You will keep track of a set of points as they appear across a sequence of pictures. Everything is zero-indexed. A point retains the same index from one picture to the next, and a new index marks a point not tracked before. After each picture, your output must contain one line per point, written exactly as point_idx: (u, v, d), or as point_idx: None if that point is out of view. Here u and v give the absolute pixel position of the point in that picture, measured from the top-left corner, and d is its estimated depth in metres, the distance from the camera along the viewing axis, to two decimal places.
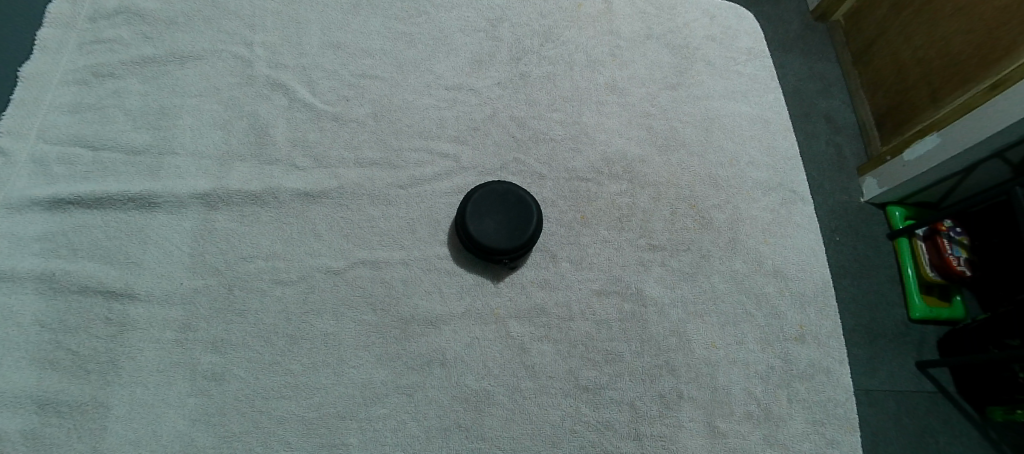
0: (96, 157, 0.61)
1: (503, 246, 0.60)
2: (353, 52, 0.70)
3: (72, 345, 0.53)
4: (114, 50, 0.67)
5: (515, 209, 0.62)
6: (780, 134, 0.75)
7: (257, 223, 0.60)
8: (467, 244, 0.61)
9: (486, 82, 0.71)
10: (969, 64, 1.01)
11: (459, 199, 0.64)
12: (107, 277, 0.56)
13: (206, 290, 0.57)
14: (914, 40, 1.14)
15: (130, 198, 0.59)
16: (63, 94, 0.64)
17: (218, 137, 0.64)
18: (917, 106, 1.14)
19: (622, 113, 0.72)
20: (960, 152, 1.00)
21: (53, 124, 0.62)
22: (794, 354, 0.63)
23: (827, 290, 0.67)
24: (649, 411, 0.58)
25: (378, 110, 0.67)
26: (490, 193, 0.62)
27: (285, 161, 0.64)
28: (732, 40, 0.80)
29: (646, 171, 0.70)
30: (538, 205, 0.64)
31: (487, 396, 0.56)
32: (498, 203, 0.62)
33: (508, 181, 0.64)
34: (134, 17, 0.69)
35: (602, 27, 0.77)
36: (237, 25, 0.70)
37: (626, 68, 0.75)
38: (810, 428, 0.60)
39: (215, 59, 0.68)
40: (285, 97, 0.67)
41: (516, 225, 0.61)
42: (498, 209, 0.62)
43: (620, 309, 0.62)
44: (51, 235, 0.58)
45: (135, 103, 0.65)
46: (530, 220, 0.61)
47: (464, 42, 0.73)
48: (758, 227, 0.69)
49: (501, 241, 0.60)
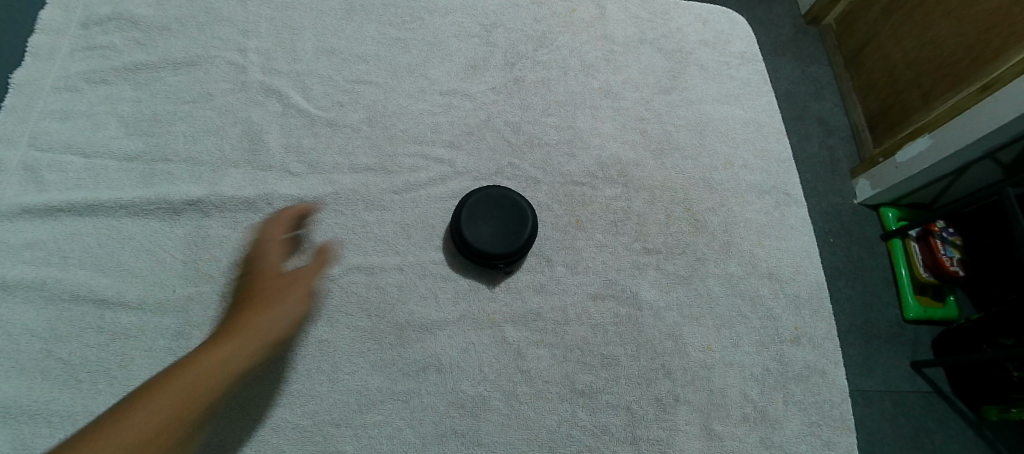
0: (88, 164, 0.61)
1: (500, 250, 0.60)
2: (348, 58, 0.70)
3: (64, 354, 0.53)
4: (106, 57, 0.67)
5: (511, 212, 0.62)
6: (774, 138, 0.76)
7: (251, 229, 0.60)
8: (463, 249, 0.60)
9: (480, 87, 0.71)
10: (960, 66, 0.95)
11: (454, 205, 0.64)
12: (100, 285, 0.56)
13: (200, 298, 0.57)
14: (904, 42, 1.07)
15: (122, 206, 0.59)
16: (55, 101, 0.63)
17: (212, 144, 0.64)
18: (907, 108, 1.08)
19: (616, 118, 0.73)
20: (954, 153, 0.93)
21: (45, 131, 0.62)
22: (790, 356, 0.63)
23: (822, 292, 0.67)
24: (645, 414, 0.58)
25: (372, 116, 0.68)
26: (488, 197, 0.62)
27: (279, 167, 0.63)
28: (725, 44, 0.81)
29: (640, 175, 0.70)
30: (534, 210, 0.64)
31: (483, 401, 0.56)
32: (495, 207, 0.62)
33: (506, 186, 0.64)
34: (127, 23, 0.69)
35: (596, 32, 0.77)
36: (230, 31, 0.70)
37: (619, 73, 0.75)
38: (806, 430, 0.60)
39: (209, 65, 0.68)
40: (279, 103, 0.67)
41: (512, 230, 0.61)
42: (495, 214, 0.62)
43: (616, 313, 0.62)
44: (42, 244, 0.57)
45: (127, 110, 0.65)
46: (527, 223, 0.62)
47: (459, 47, 0.73)
48: (752, 230, 0.69)
49: (499, 246, 0.60)
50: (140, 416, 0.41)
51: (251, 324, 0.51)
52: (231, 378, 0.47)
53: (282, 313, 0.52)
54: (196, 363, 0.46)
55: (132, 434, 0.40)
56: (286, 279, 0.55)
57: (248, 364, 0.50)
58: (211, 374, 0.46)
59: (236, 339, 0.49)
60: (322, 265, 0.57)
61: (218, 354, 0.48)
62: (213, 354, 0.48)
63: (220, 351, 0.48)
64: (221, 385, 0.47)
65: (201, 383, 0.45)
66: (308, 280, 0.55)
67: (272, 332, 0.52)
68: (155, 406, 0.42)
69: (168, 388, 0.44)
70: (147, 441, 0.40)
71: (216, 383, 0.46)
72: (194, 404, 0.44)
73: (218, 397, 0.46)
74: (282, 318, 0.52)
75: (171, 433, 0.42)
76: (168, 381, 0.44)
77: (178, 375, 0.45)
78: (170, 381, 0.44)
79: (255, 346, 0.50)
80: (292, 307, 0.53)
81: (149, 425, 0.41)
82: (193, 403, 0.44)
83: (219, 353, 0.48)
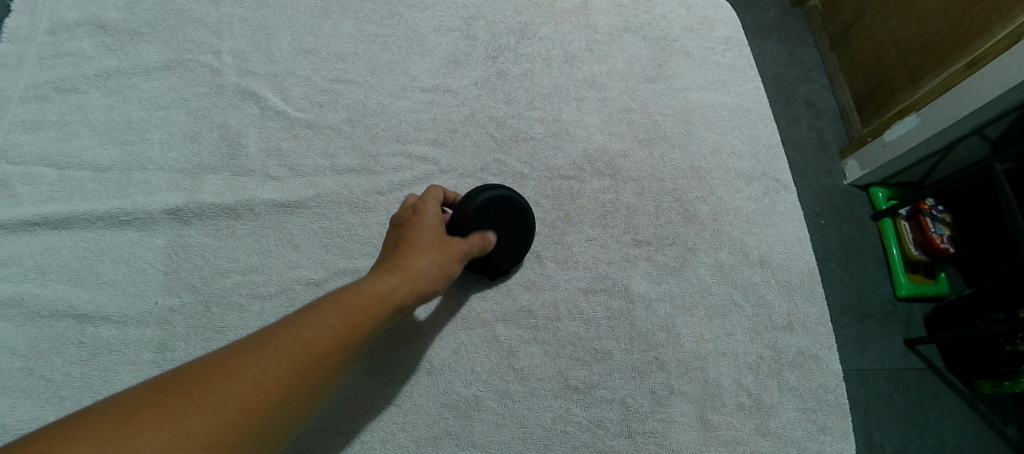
0: (61, 176, 0.59)
1: (494, 263, 0.58)
2: (326, 57, 0.68)
3: (45, 372, 0.52)
4: (76, 64, 0.65)
5: (511, 220, 0.60)
6: (761, 123, 0.75)
7: (232, 236, 0.59)
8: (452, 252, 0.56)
9: (463, 82, 0.70)
10: (948, 41, 0.90)
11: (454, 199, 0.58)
12: (79, 300, 0.55)
13: (182, 309, 0.56)
14: (889, 21, 1.02)
15: (98, 217, 0.58)
16: (24, 112, 0.62)
17: (190, 150, 0.62)
18: (893, 85, 1.03)
19: (602, 109, 0.72)
20: (948, 127, 0.88)
21: (16, 143, 0.60)
22: (783, 343, 0.63)
23: (815, 277, 0.67)
24: (640, 408, 0.58)
25: (353, 116, 0.66)
26: (493, 196, 0.58)
27: (259, 172, 0.62)
28: (710, 30, 0.79)
29: (628, 166, 0.69)
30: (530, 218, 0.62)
31: (476, 402, 0.56)
32: (497, 210, 0.59)
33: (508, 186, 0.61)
34: (96, 29, 0.66)
35: (579, 22, 0.76)
36: (203, 33, 0.68)
37: (604, 63, 0.74)
38: (801, 416, 0.60)
39: (183, 69, 0.66)
40: (257, 105, 0.65)
41: (508, 242, 0.59)
42: (496, 219, 0.58)
43: (608, 307, 0.62)
44: (17, 259, 0.56)
45: (100, 118, 0.63)
46: (524, 235, 0.61)
47: (440, 42, 0.72)
48: (742, 218, 0.69)
49: (495, 258, 0.59)
50: (264, 361, 0.37)
51: (385, 284, 0.46)
52: (360, 338, 0.43)
53: (423, 275, 0.49)
54: (330, 313, 0.42)
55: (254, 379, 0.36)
56: (429, 240, 0.51)
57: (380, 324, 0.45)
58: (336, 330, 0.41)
59: (367, 296, 0.44)
60: (478, 241, 0.55)
61: (351, 307, 0.43)
62: (345, 309, 0.43)
63: (353, 305, 0.43)
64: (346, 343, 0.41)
65: (332, 336, 0.41)
66: (448, 246, 0.52)
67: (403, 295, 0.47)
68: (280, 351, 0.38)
69: (300, 335, 0.39)
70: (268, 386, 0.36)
71: (346, 340, 0.41)
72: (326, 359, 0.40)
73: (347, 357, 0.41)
74: (422, 281, 0.49)
75: (299, 384, 0.38)
76: (300, 327, 0.40)
77: (314, 321, 0.41)
78: (306, 325, 0.40)
79: (387, 306, 0.45)
80: (427, 273, 0.49)
81: (272, 371, 0.37)
82: (317, 355, 0.39)
83: (351, 309, 0.43)
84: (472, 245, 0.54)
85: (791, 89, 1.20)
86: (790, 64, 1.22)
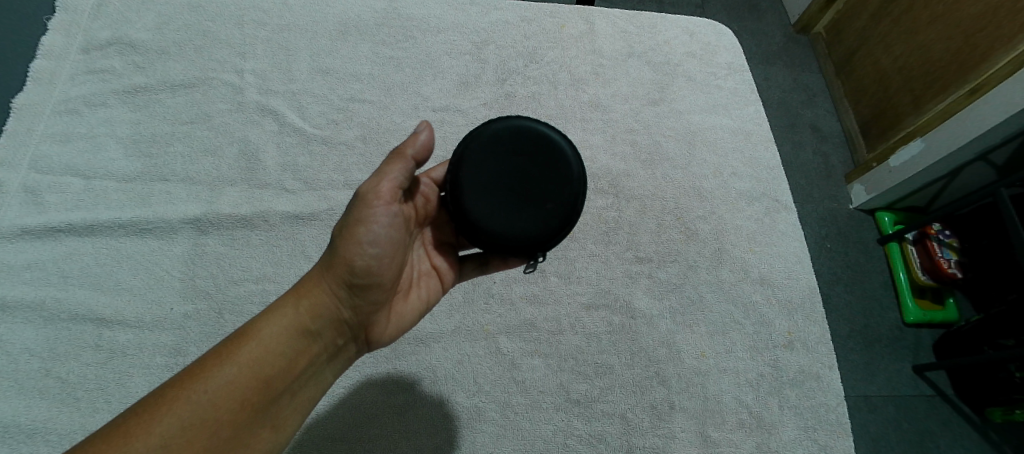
0: (88, 186, 0.62)
1: (517, 226, 0.47)
2: (342, 77, 0.72)
3: (63, 373, 0.54)
4: (106, 80, 0.68)
5: (542, 163, 0.48)
6: (762, 145, 0.77)
7: (247, 246, 0.61)
8: (464, 230, 0.48)
9: (472, 103, 0.73)
10: (951, 69, 0.92)
11: (484, 140, 0.48)
12: (97, 304, 0.57)
13: (197, 315, 0.58)
14: (894, 48, 1.04)
15: (120, 225, 0.60)
16: (55, 124, 0.65)
17: (210, 164, 0.65)
18: (898, 112, 1.04)
19: (606, 130, 0.74)
20: (949, 154, 0.90)
21: (44, 156, 0.63)
22: (783, 361, 0.63)
23: (815, 296, 0.67)
24: (640, 423, 0.58)
25: (366, 133, 0.69)
26: (495, 142, 0.48)
27: (275, 185, 0.65)
28: (712, 55, 0.82)
29: (631, 184, 0.71)
30: (576, 174, 0.49)
31: (478, 412, 0.57)
32: (512, 157, 0.47)
33: (528, 118, 0.49)
34: (126, 47, 0.70)
35: (585, 47, 0.79)
36: (228, 53, 0.71)
37: (609, 86, 0.77)
38: (801, 434, 0.61)
39: (207, 87, 0.69)
40: (275, 122, 0.68)
41: (544, 198, 0.47)
42: (512, 172, 0.47)
43: (609, 322, 0.63)
44: (41, 265, 0.58)
45: (126, 132, 0.66)
46: (568, 181, 0.48)
47: (451, 64, 0.75)
48: (744, 237, 0.70)
49: (527, 220, 0.47)
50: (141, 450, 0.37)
51: (288, 316, 0.44)
52: (272, 381, 0.42)
53: (335, 279, 0.45)
54: (221, 370, 0.41)
55: (172, 439, 0.38)
56: (339, 228, 0.46)
57: (301, 355, 0.44)
58: (249, 375, 0.42)
59: (264, 339, 0.43)
60: (390, 174, 0.46)
61: (246, 356, 0.42)
62: (239, 361, 0.42)
63: (246, 354, 0.42)
64: (264, 381, 0.42)
65: (230, 395, 0.41)
66: (357, 215, 0.45)
67: (320, 317, 0.45)
68: (196, 411, 0.39)
69: (187, 408, 0.39)
70: (189, 443, 0.39)
71: (268, 379, 0.42)
72: (227, 419, 0.40)
73: (261, 405, 0.42)
74: (336, 291, 0.46)
75: None
76: (183, 400, 0.40)
77: (200, 388, 0.40)
78: (190, 396, 0.40)
79: (299, 336, 0.44)
80: (339, 273, 0.45)
81: (189, 431, 0.39)
82: (230, 407, 0.40)
83: (244, 359, 0.42)
84: (380, 188, 0.45)
85: (795, 113, 1.22)
86: (794, 89, 1.24)
